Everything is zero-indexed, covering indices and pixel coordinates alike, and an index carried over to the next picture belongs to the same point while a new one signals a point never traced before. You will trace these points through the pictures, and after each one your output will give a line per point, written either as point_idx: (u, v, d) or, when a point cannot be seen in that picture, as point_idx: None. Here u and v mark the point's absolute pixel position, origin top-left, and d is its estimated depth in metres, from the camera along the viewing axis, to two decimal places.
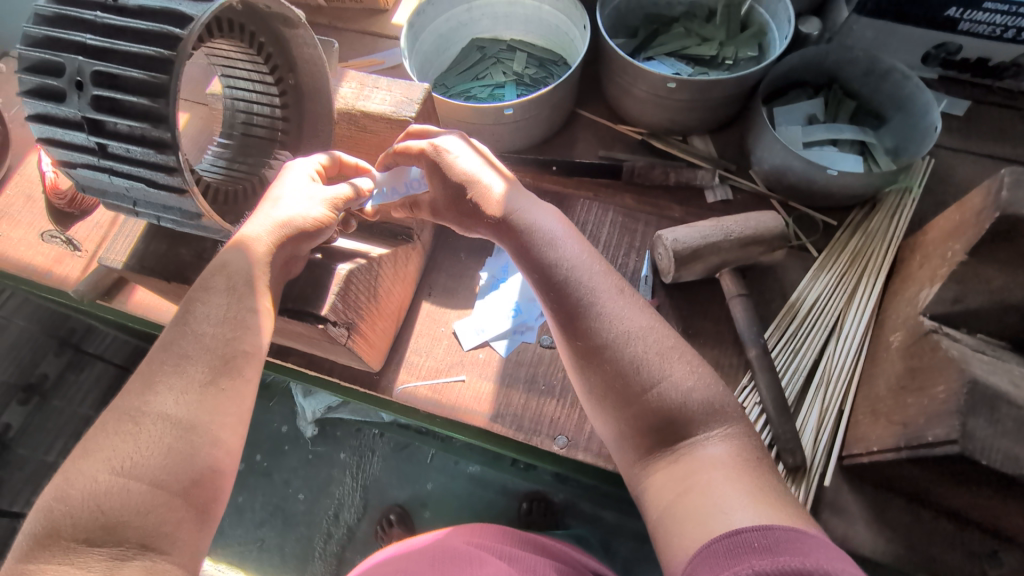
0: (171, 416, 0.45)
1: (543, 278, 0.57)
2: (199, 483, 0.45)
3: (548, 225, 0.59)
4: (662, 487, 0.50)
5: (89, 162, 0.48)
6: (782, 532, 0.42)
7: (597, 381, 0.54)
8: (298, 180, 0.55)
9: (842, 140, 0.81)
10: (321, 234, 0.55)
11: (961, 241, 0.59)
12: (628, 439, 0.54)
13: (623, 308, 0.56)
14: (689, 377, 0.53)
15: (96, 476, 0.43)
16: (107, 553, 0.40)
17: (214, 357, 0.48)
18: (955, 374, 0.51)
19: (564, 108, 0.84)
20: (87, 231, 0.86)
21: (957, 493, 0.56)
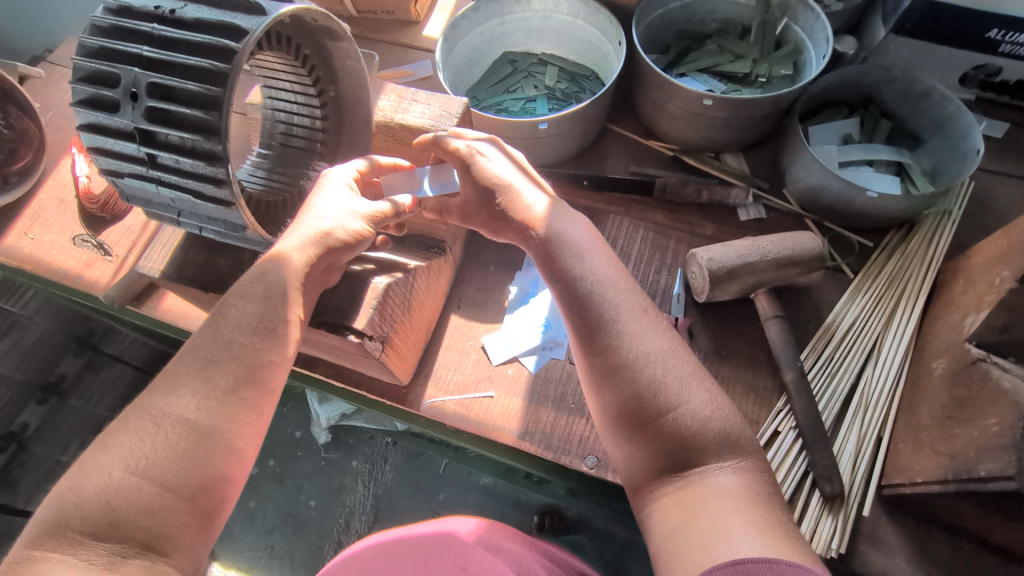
0: (191, 420, 0.44)
1: (564, 290, 0.54)
2: (207, 489, 0.44)
3: (574, 237, 0.57)
4: (668, 513, 0.47)
5: (137, 172, 0.48)
6: (788, 567, 0.38)
7: (609, 398, 0.51)
8: (338, 190, 0.55)
9: (879, 161, 0.80)
10: (360, 246, 0.54)
11: (1010, 268, 0.58)
12: (636, 461, 0.50)
13: (645, 323, 0.52)
14: (707, 405, 0.49)
15: (110, 471, 0.42)
16: (109, 550, 0.40)
17: (241, 367, 0.47)
18: (1009, 407, 0.50)
19: (597, 123, 0.84)
20: (118, 236, 0.87)
21: (1006, 528, 0.54)
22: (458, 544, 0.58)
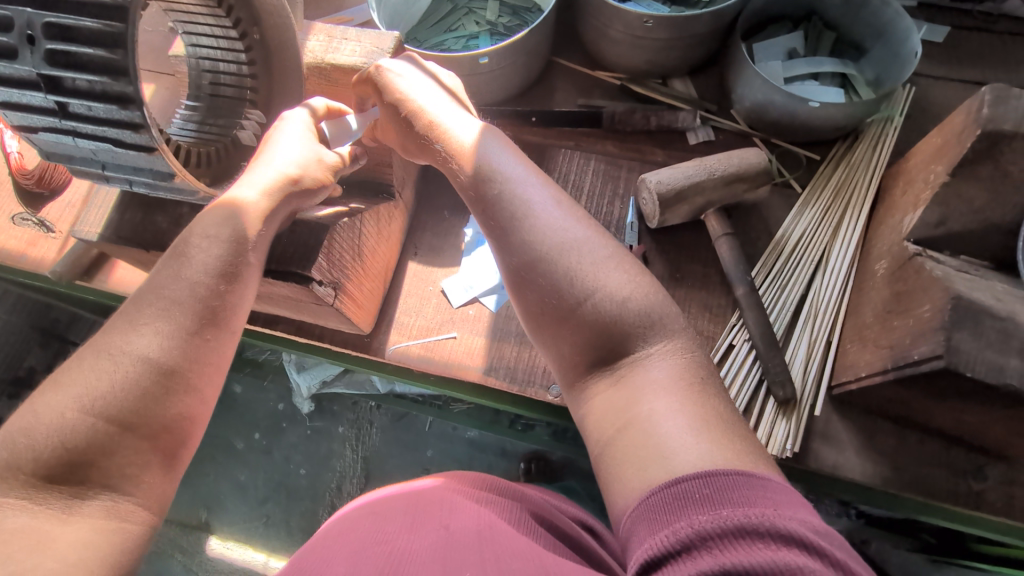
0: (152, 359, 0.44)
1: (478, 195, 0.54)
2: (169, 428, 0.45)
3: (484, 140, 0.56)
4: (602, 412, 0.49)
5: (52, 124, 0.46)
6: (726, 478, 0.41)
7: (531, 298, 0.52)
8: (297, 134, 0.53)
9: (823, 74, 0.80)
10: (319, 192, 0.55)
11: (943, 162, 0.59)
12: (566, 362, 0.52)
13: (558, 220, 0.52)
14: (627, 287, 0.51)
15: (65, 411, 0.42)
16: (67, 492, 0.41)
17: (200, 308, 0.47)
18: (940, 292, 0.52)
19: (540, 56, 0.82)
20: (59, 211, 0.84)
21: (944, 410, 0.58)
22: (444, 491, 0.56)
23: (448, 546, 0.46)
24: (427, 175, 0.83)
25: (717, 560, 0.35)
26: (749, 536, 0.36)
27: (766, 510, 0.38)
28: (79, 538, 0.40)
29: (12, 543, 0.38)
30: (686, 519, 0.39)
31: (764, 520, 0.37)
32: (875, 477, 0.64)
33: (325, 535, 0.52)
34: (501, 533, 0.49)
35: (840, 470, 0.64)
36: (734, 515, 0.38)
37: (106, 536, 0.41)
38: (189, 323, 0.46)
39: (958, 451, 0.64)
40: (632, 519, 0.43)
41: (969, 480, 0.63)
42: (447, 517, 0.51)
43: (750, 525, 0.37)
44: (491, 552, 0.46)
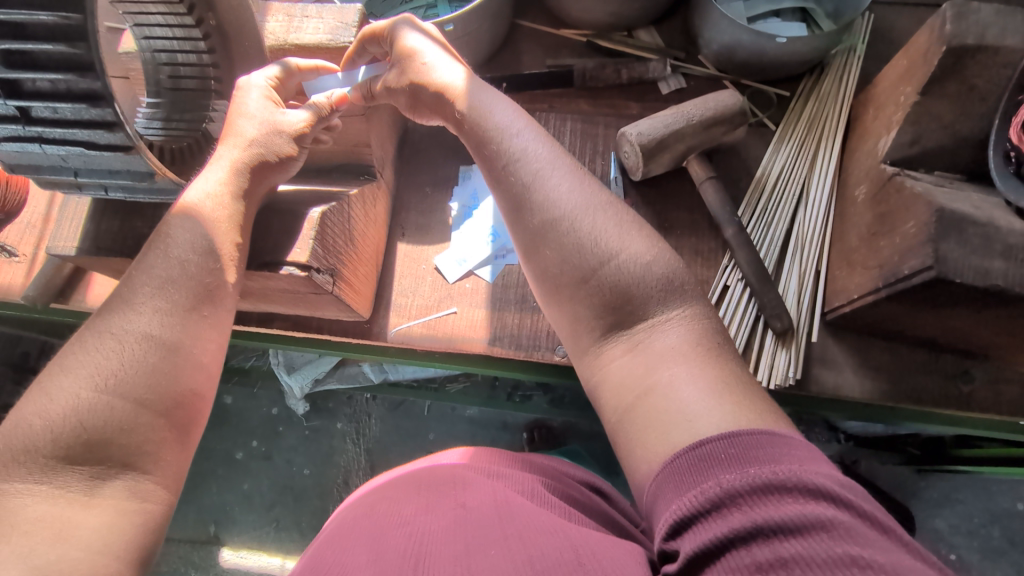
0: (153, 336, 0.49)
1: (495, 159, 0.56)
2: (180, 404, 0.49)
3: (500, 107, 0.57)
4: (619, 377, 0.50)
5: (13, 132, 0.44)
6: (750, 438, 0.42)
7: (549, 258, 0.53)
8: (250, 107, 0.54)
9: (784, 10, 0.81)
10: (290, 164, 0.56)
11: (912, 83, 0.61)
12: (581, 327, 0.52)
13: (576, 186, 0.54)
14: (649, 252, 0.52)
15: (79, 393, 0.46)
16: (87, 472, 0.45)
17: (197, 286, 0.51)
18: (923, 207, 0.54)
19: (504, 20, 0.81)
20: (19, 234, 0.79)
21: (933, 320, 0.61)
22: (456, 470, 0.57)
23: (466, 525, 0.47)
24: (404, 153, 0.81)
25: (750, 519, 0.37)
26: (779, 492, 0.38)
27: (792, 466, 0.39)
28: (104, 521, 0.44)
29: (39, 530, 0.42)
30: (714, 479, 0.41)
31: (791, 475, 0.38)
32: (873, 392, 0.67)
33: (341, 520, 0.53)
34: (519, 507, 0.49)
35: (841, 390, 0.67)
36: (761, 473, 0.39)
37: (127, 517, 0.45)
38: (186, 302, 0.51)
39: (946, 358, 0.67)
40: (656, 483, 0.44)
41: (959, 383, 0.66)
42: (463, 495, 0.51)
43: (779, 481, 0.38)
44: (508, 526, 0.46)
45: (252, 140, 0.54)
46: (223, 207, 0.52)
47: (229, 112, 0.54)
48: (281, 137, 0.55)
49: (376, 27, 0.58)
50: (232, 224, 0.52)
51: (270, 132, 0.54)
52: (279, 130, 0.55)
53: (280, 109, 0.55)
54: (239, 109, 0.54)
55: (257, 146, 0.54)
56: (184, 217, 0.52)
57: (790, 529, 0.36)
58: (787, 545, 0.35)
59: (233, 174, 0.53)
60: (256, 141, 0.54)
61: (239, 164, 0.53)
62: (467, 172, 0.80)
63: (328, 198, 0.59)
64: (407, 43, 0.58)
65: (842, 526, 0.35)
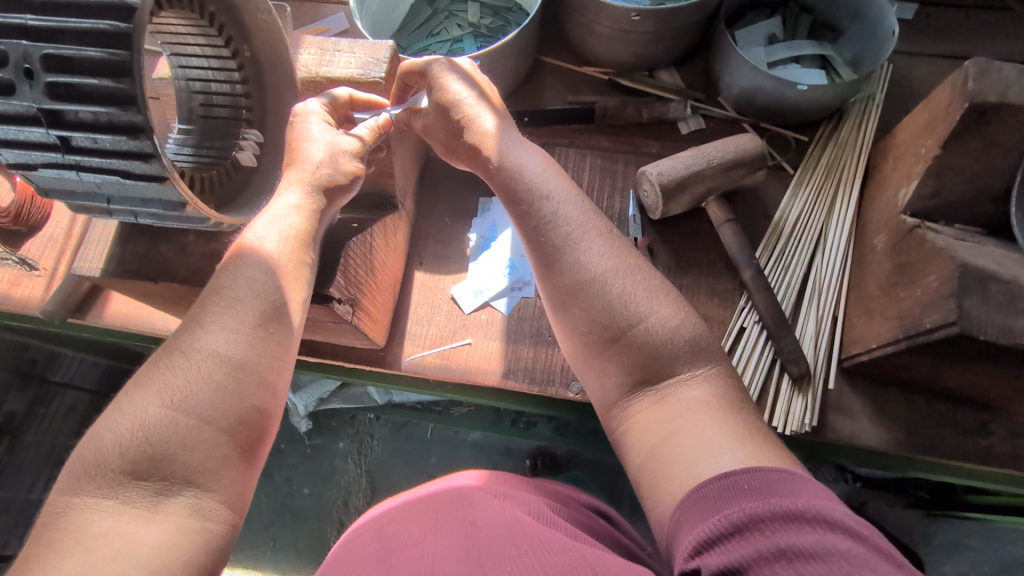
0: (221, 354, 0.47)
1: (527, 218, 0.56)
2: (245, 421, 0.46)
3: (533, 165, 0.58)
4: (644, 430, 0.50)
5: (53, 159, 0.44)
6: (773, 474, 0.42)
7: (578, 316, 0.53)
8: (316, 133, 0.55)
9: (803, 57, 0.83)
10: (352, 185, 0.57)
11: (933, 136, 0.62)
12: (609, 382, 0.52)
13: (607, 250, 0.55)
14: (677, 316, 0.53)
15: (147, 408, 0.44)
16: (151, 488, 0.42)
17: (265, 304, 0.49)
18: (946, 262, 0.54)
19: (528, 56, 0.82)
20: (41, 247, 0.80)
21: (953, 373, 0.60)
22: (466, 491, 0.57)
23: (476, 542, 0.47)
24: (424, 182, 0.82)
25: (772, 542, 0.36)
26: (799, 521, 0.37)
27: (812, 500, 0.38)
28: (163, 540, 0.41)
29: (97, 548, 0.40)
30: (737, 506, 0.40)
31: (810, 507, 0.38)
32: (890, 442, 0.66)
33: (347, 545, 0.53)
34: (529, 526, 0.49)
35: (857, 439, 0.67)
36: (784, 502, 0.39)
37: (187, 535, 0.42)
38: (253, 321, 0.49)
39: (964, 410, 0.67)
40: (679, 510, 0.43)
41: (977, 437, 0.66)
42: (472, 513, 0.51)
43: (799, 511, 0.38)
44: (519, 539, 0.46)
45: (318, 163, 0.54)
46: (294, 232, 0.51)
47: (291, 136, 0.54)
48: (345, 157, 0.56)
49: (416, 65, 0.61)
50: (301, 243, 0.52)
51: (334, 153, 0.55)
52: (342, 151, 0.56)
53: (337, 132, 0.56)
54: (302, 133, 0.55)
55: (324, 169, 0.54)
56: (255, 251, 0.51)
57: (809, 553, 0.35)
58: (808, 567, 0.34)
59: (305, 197, 0.53)
60: (323, 163, 0.54)
61: (309, 186, 0.53)
62: (486, 204, 0.81)
63: (351, 230, 0.60)
64: (454, 88, 0.59)
65: (861, 557, 0.34)
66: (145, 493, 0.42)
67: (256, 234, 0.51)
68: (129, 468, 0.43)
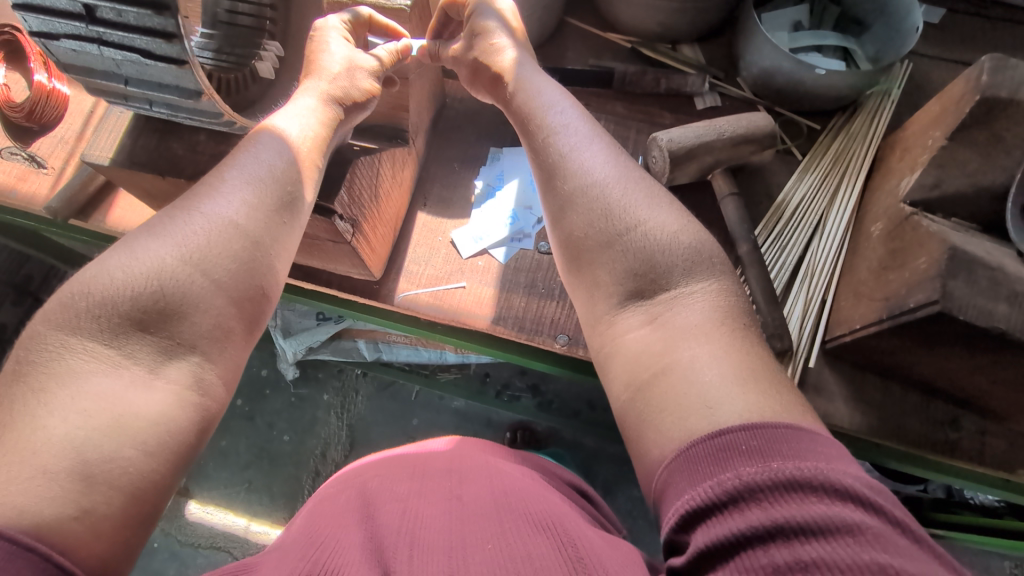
0: (239, 224, 0.49)
1: (535, 132, 0.59)
2: (252, 298, 0.48)
3: (546, 87, 0.61)
4: (631, 352, 0.50)
5: (75, 30, 0.45)
6: (773, 432, 0.41)
7: (575, 221, 0.55)
8: (338, 44, 0.57)
9: (826, 47, 0.83)
10: (366, 106, 0.59)
11: (941, 127, 0.63)
12: (600, 294, 0.53)
13: (610, 163, 0.57)
14: (675, 224, 0.54)
15: (164, 257, 0.46)
16: (157, 345, 0.44)
17: (281, 194, 0.51)
18: (937, 244, 0.55)
19: (554, 14, 0.83)
20: (51, 147, 0.81)
21: (930, 361, 0.61)
22: (453, 463, 0.60)
23: (461, 510, 0.49)
24: (437, 127, 0.83)
25: (770, 517, 0.36)
26: (802, 490, 0.37)
27: (816, 464, 0.38)
28: (156, 409, 0.42)
29: (91, 408, 0.40)
30: (733, 471, 0.40)
31: (817, 474, 0.38)
32: (862, 426, 0.67)
33: (326, 499, 0.54)
34: (510, 495, 0.51)
35: (831, 418, 0.68)
36: (787, 467, 0.38)
37: (183, 406, 0.43)
38: (273, 204, 0.50)
39: (938, 404, 0.68)
40: (668, 470, 0.43)
41: (947, 430, 0.67)
42: (458, 486, 0.54)
43: (804, 478, 0.37)
44: (505, 514, 0.48)
45: (335, 76, 0.56)
46: (312, 136, 0.54)
47: (310, 49, 0.56)
48: (362, 74, 0.58)
49: None
50: (318, 147, 0.54)
51: (351, 68, 0.57)
52: (359, 69, 0.57)
53: (356, 49, 0.58)
54: (323, 46, 0.57)
55: (342, 83, 0.56)
56: (273, 132, 0.53)
57: (812, 530, 0.35)
58: (809, 548, 0.34)
59: (321, 105, 0.55)
60: (341, 77, 0.56)
61: (326, 97, 0.55)
62: (496, 154, 0.82)
63: (360, 152, 0.61)
64: (481, 14, 0.63)
65: (869, 530, 0.34)
66: (150, 353, 0.44)
67: (276, 126, 0.53)
68: (117, 338, 0.43)
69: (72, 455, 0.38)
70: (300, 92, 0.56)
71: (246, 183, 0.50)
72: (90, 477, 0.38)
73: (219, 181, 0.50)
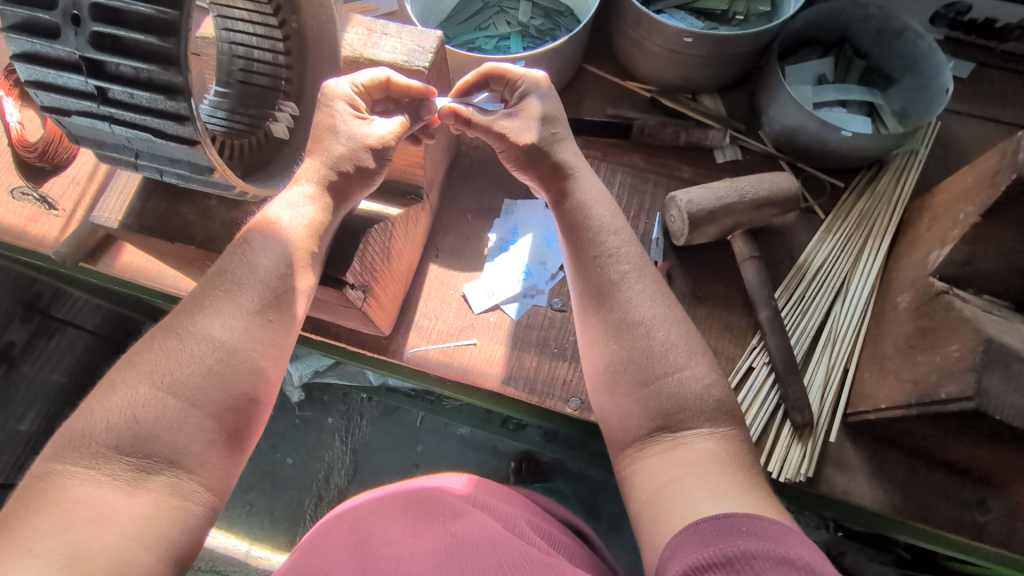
0: (216, 338, 0.47)
1: (584, 252, 0.57)
2: (233, 408, 0.46)
3: (597, 204, 0.59)
4: (652, 474, 0.48)
5: (88, 108, 0.44)
6: (772, 524, 0.40)
7: (614, 352, 0.53)
8: (348, 116, 0.54)
9: (851, 101, 0.81)
10: (373, 178, 0.57)
11: (973, 203, 0.60)
12: (630, 422, 0.51)
13: (656, 298, 0.55)
14: (711, 375, 0.52)
15: (136, 389, 0.45)
16: (134, 464, 0.42)
17: (267, 290, 0.50)
18: (971, 333, 0.52)
19: (573, 62, 0.82)
20: (63, 187, 0.80)
21: (960, 446, 0.59)
22: (448, 496, 0.58)
23: (455, 548, 0.46)
24: (451, 175, 0.82)
25: None
26: (789, 565, 0.35)
27: (804, 554, 0.37)
28: (142, 512, 0.41)
29: (80, 510, 0.40)
30: (731, 542, 0.39)
31: (804, 559, 0.36)
32: (884, 506, 0.65)
33: (322, 534, 0.53)
34: (507, 537, 0.49)
35: (851, 495, 0.66)
36: (779, 549, 0.37)
37: (166, 515, 0.42)
38: (256, 304, 0.49)
39: (965, 484, 0.65)
40: (675, 540, 0.42)
41: (973, 511, 0.64)
42: (453, 523, 0.51)
43: (791, 559, 0.36)
44: (499, 549, 0.46)
45: (337, 155, 0.55)
46: (305, 221, 0.52)
47: (319, 124, 0.54)
48: (366, 151, 0.55)
49: (500, 68, 0.61)
50: (315, 232, 0.53)
51: (355, 146, 0.55)
52: (363, 143, 0.55)
53: (370, 122, 0.56)
54: (331, 121, 0.54)
55: (341, 161, 0.54)
56: (264, 231, 0.51)
57: None
58: None
59: (315, 190, 0.53)
60: (341, 156, 0.54)
61: (320, 180, 0.54)
62: (510, 206, 0.80)
63: (375, 217, 0.60)
64: (533, 102, 0.61)
65: None
66: (128, 467, 0.42)
67: (278, 216, 0.52)
68: (117, 440, 0.43)
69: (62, 556, 0.37)
70: (297, 174, 0.54)
71: (256, 268, 0.50)
72: None
73: (223, 268, 0.50)
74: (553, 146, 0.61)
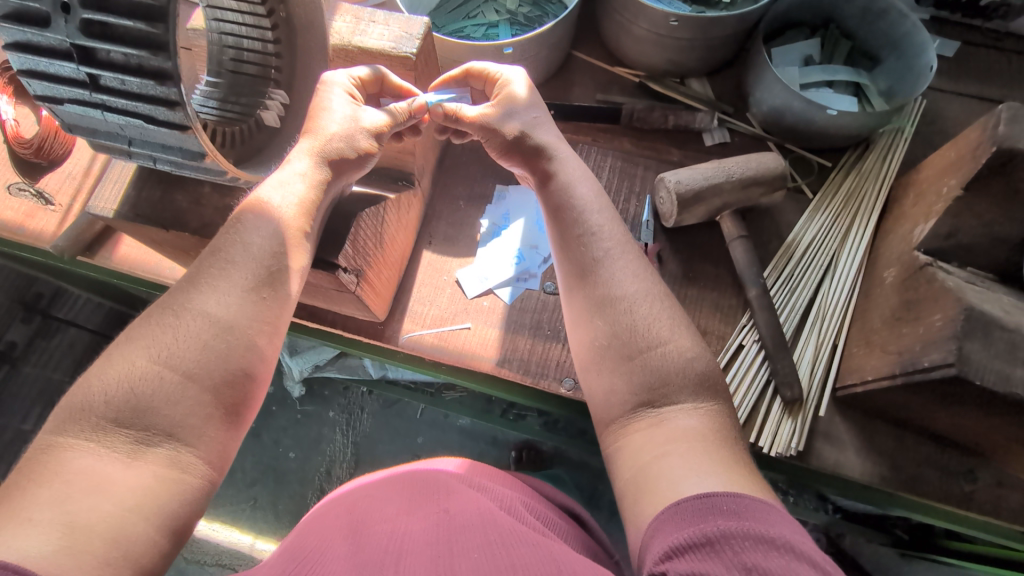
0: (212, 314, 0.48)
1: (567, 231, 0.58)
2: (230, 384, 0.48)
3: (579, 184, 0.60)
4: (637, 451, 0.49)
5: (80, 96, 0.45)
6: (752, 502, 0.41)
7: (598, 328, 0.54)
8: (342, 99, 0.56)
9: (837, 82, 0.82)
10: (366, 162, 0.58)
11: (956, 176, 0.61)
12: (614, 398, 0.52)
13: (637, 274, 0.56)
14: (693, 347, 0.53)
15: (135, 360, 0.46)
16: (132, 436, 0.44)
17: (260, 269, 0.51)
18: (953, 302, 0.53)
19: (562, 48, 0.82)
20: (59, 182, 0.81)
21: (945, 415, 0.60)
22: (444, 476, 0.59)
23: (448, 526, 0.47)
24: (443, 163, 0.83)
25: (740, 561, 0.35)
26: (770, 545, 0.37)
27: (783, 531, 0.38)
28: (143, 486, 0.42)
29: (82, 482, 0.41)
30: (712, 522, 0.40)
31: (783, 537, 0.37)
32: (874, 477, 0.66)
33: (317, 518, 0.54)
34: (500, 515, 0.49)
35: (841, 468, 0.67)
36: (759, 527, 0.38)
37: (166, 487, 0.43)
38: (247, 287, 0.50)
39: (953, 454, 0.67)
40: (657, 520, 0.43)
41: (962, 481, 0.66)
42: (446, 501, 0.52)
43: (771, 538, 0.37)
44: (490, 528, 0.47)
45: (331, 135, 0.55)
46: (298, 202, 0.53)
47: (313, 105, 0.55)
48: (361, 134, 0.56)
49: (473, 67, 0.64)
50: (307, 212, 0.53)
51: (352, 128, 0.56)
52: (359, 128, 0.56)
53: (361, 107, 0.56)
54: (325, 103, 0.55)
55: (336, 142, 0.55)
56: (258, 212, 0.52)
57: None
58: None
59: (312, 167, 0.54)
60: (336, 137, 0.55)
61: (317, 158, 0.54)
62: (502, 192, 0.81)
63: (366, 203, 0.61)
64: (516, 91, 0.62)
65: None
66: (128, 441, 0.43)
67: (271, 196, 0.52)
68: (116, 417, 0.44)
69: (61, 525, 0.38)
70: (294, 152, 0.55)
71: (251, 250, 0.51)
72: (74, 546, 0.38)
73: (216, 247, 0.51)
74: (533, 131, 0.62)
